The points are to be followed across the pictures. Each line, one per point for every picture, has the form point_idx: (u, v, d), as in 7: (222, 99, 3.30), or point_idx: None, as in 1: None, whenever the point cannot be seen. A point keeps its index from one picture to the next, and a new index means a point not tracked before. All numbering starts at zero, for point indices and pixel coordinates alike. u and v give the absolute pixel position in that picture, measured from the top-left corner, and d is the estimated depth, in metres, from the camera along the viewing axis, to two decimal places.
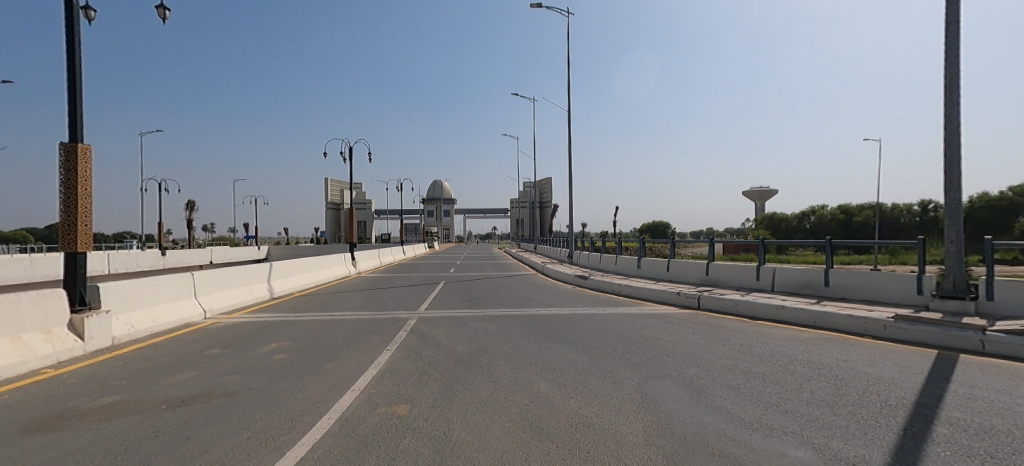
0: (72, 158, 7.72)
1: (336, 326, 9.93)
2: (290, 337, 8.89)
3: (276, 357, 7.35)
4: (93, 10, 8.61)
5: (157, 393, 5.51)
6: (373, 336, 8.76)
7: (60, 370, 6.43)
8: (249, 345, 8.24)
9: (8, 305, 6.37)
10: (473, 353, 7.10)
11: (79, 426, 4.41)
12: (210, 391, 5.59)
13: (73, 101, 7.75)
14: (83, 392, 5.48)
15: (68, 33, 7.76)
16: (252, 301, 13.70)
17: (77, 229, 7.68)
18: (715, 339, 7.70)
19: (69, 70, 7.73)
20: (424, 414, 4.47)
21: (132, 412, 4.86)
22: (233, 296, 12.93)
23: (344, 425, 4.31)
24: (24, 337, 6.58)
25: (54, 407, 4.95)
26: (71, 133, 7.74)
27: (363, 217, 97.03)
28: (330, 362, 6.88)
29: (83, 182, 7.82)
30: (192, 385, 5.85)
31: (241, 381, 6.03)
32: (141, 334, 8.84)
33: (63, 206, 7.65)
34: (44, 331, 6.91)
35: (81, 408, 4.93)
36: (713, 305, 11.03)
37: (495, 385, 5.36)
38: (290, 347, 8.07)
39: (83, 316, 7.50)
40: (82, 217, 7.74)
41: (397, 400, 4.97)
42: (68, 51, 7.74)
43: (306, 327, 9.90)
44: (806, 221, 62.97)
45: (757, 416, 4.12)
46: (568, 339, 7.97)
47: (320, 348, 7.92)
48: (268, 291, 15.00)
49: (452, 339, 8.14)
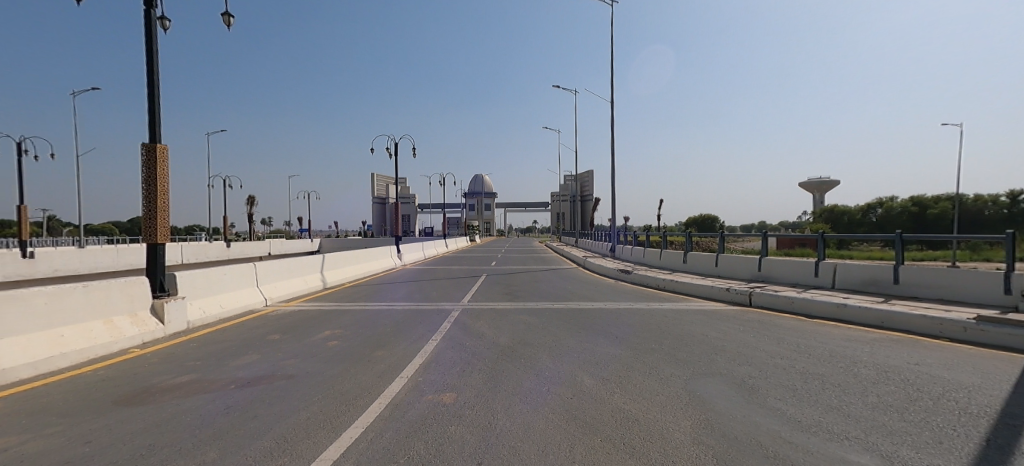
0: (152, 157, 8.38)
1: (384, 316, 10.30)
2: (342, 326, 9.28)
3: (330, 344, 7.74)
4: (169, 20, 9.30)
5: (227, 373, 5.96)
6: (419, 326, 9.01)
7: (144, 350, 7.06)
8: (305, 332, 8.72)
9: (100, 290, 7.08)
10: (514, 345, 7.16)
11: (160, 401, 4.84)
12: (272, 374, 5.98)
13: (151, 104, 8.39)
14: (163, 370, 6.03)
15: (147, 42, 8.41)
16: (306, 290, 14.41)
17: (157, 222, 8.34)
18: (769, 337, 7.38)
19: (148, 76, 8.38)
20: (468, 402, 4.59)
21: (207, 390, 5.28)
22: (289, 287, 13.64)
23: (394, 409, 4.50)
24: (114, 319, 7.27)
25: (140, 383, 5.46)
26: (151, 135, 8.42)
27: (409, 212, 100.12)
28: (378, 351, 7.13)
29: (162, 178, 8.50)
30: (257, 368, 6.27)
31: (299, 365, 6.41)
32: (211, 319, 9.57)
33: (145, 201, 8.34)
34: (131, 314, 7.61)
35: (163, 385, 5.40)
36: (765, 302, 10.53)
37: (538, 377, 5.40)
38: (342, 334, 8.47)
39: (163, 301, 8.19)
40: (161, 210, 8.41)
41: (443, 388, 5.11)
42: (147, 58, 8.40)
43: (357, 316, 10.30)
44: (872, 215, 58.74)
45: (817, 419, 3.92)
46: (611, 333, 7.88)
47: (369, 337, 8.22)
48: (321, 282, 15.79)
49: (494, 331, 8.26)
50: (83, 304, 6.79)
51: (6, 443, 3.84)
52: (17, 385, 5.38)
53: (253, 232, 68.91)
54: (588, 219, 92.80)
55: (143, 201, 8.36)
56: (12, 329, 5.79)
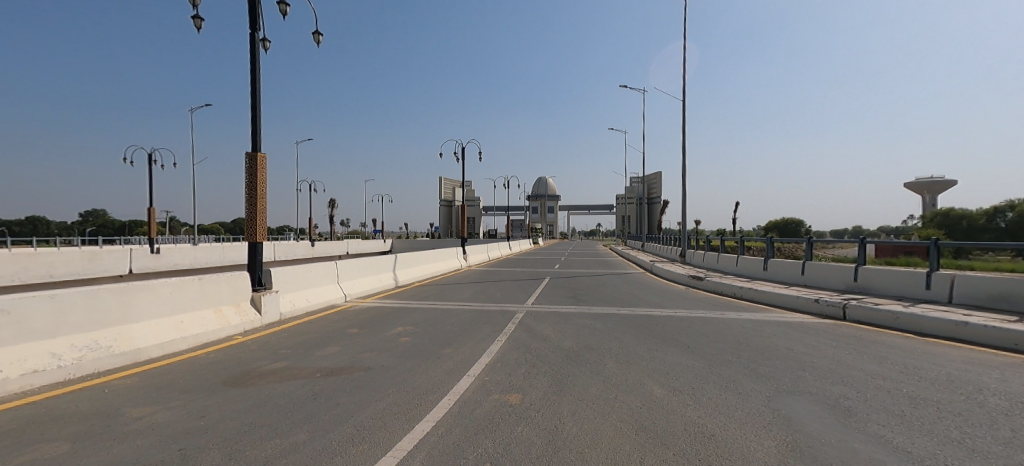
0: (254, 165, 9.32)
1: (452, 315, 10.66)
2: (413, 323, 9.74)
3: (402, 339, 8.16)
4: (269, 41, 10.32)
5: (313, 362, 6.49)
6: (485, 326, 9.23)
7: (246, 337, 7.89)
8: (379, 327, 9.25)
9: (211, 283, 8.02)
10: (580, 350, 7.10)
11: (259, 384, 5.39)
12: (352, 365, 6.42)
13: (254, 117, 9.35)
14: (260, 356, 6.69)
15: (251, 62, 9.39)
16: (380, 288, 15.27)
17: (257, 223, 9.27)
18: (866, 355, 6.72)
19: (252, 92, 9.34)
20: (534, 405, 4.64)
21: (297, 376, 5.80)
22: (366, 285, 14.52)
23: (463, 406, 4.66)
24: (223, 309, 8.19)
25: (242, 367, 6.11)
26: (254, 144, 9.38)
27: (475, 214, 102.49)
28: (447, 348, 7.40)
29: (261, 183, 9.42)
30: (339, 359, 6.77)
31: (375, 358, 6.82)
32: (299, 312, 10.45)
33: (248, 204, 9.30)
34: (236, 305, 8.52)
35: (261, 369, 6.00)
36: (862, 316, 9.59)
37: (605, 384, 5.33)
38: (413, 331, 8.88)
39: (261, 294, 9.08)
40: (260, 212, 9.33)
41: (509, 388, 5.21)
42: (251, 76, 9.36)
43: (427, 314, 10.75)
44: (996, 220, 51.20)
45: (929, 451, 3.53)
46: (682, 343, 7.58)
47: (438, 335, 8.55)
48: (393, 280, 16.64)
49: (559, 335, 8.25)
50: (198, 294, 7.72)
51: (141, 412, 4.48)
52: (147, 363, 6.24)
53: (333, 233, 73.95)
54: (657, 222, 89.45)
55: (246, 204, 9.32)
56: (144, 315, 6.72)
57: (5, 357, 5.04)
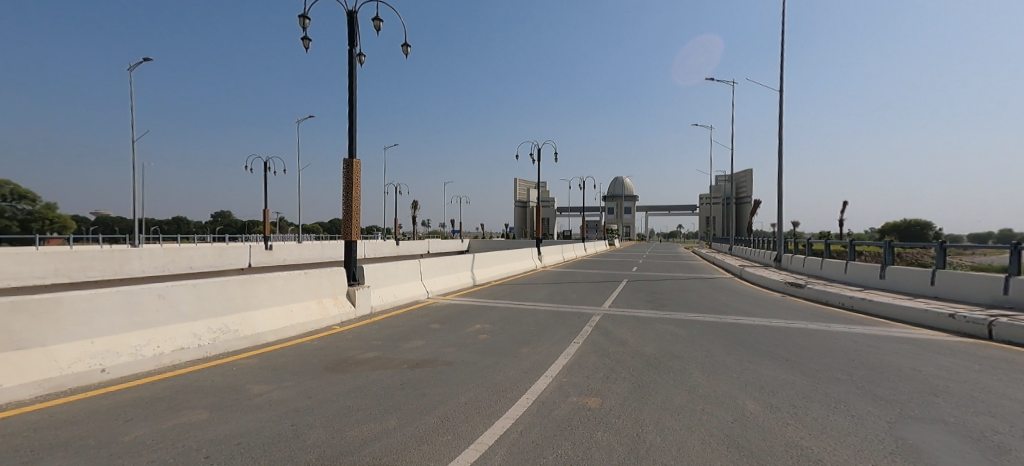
0: (350, 170, 10.15)
1: (529, 315, 10.78)
2: (491, 321, 10.01)
3: (480, 337, 8.42)
4: (364, 56, 11.19)
5: (400, 354, 6.93)
6: (562, 327, 9.24)
7: (343, 328, 8.62)
8: (459, 324, 9.62)
9: (314, 277, 8.86)
10: (661, 356, 6.85)
11: (354, 371, 5.87)
12: (435, 359, 6.76)
13: (351, 126, 10.18)
14: (355, 346, 7.27)
15: (349, 75, 10.23)
16: (459, 286, 15.86)
17: (353, 223, 10.07)
18: (1013, 382, 5.75)
19: (349, 103, 10.18)
20: (614, 410, 4.57)
21: (387, 366, 6.23)
22: (446, 282, 15.15)
23: (541, 406, 4.71)
24: (324, 300, 9.01)
25: (340, 354, 6.68)
26: (350, 151, 10.20)
27: (551, 215, 102.50)
28: (525, 347, 7.52)
29: (356, 187, 10.22)
30: (423, 352, 7.15)
31: (456, 353, 7.12)
32: (387, 306, 11.18)
33: (345, 206, 10.15)
34: (334, 297, 9.34)
35: (355, 358, 6.53)
36: (1015, 336, 8.18)
37: (691, 394, 5.10)
38: (490, 329, 9.13)
39: (355, 288, 9.87)
40: (355, 213, 10.13)
41: (588, 392, 5.18)
42: (348, 88, 10.20)
43: (504, 313, 10.99)
44: None
45: None
46: (777, 355, 7.02)
47: (515, 333, 8.71)
48: (471, 279, 17.20)
49: (638, 340, 8.02)
50: (304, 287, 8.58)
51: (260, 389, 5.09)
52: (264, 347, 7.07)
53: (415, 233, 78.02)
54: (746, 224, 83.29)
55: (343, 206, 10.18)
56: (261, 304, 7.62)
57: (158, 336, 6.00)
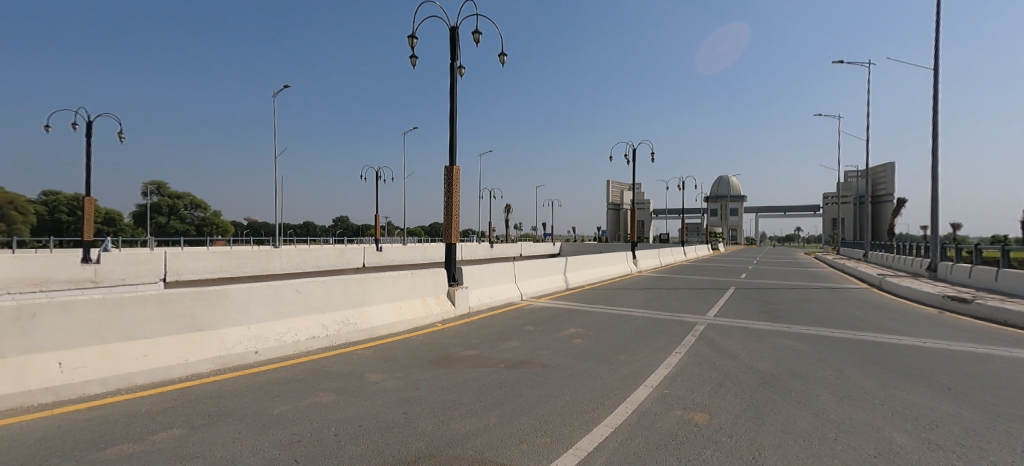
0: (450, 176, 10.77)
1: (625, 321, 10.50)
2: (585, 325, 9.94)
3: (575, 341, 8.40)
4: (463, 68, 11.82)
5: (498, 353, 7.18)
6: (661, 336, 8.87)
7: (444, 325, 9.16)
8: (554, 327, 9.68)
9: (419, 277, 9.54)
10: (779, 374, 6.27)
11: (455, 367, 6.22)
12: (531, 360, 6.90)
13: (452, 134, 10.79)
14: (455, 343, 7.69)
15: (451, 87, 10.88)
16: (552, 289, 15.96)
17: (452, 226, 10.66)
18: None
19: (450, 113, 10.81)
20: (725, 428, 4.30)
21: (485, 364, 6.51)
22: (539, 285, 15.35)
23: (642, 417, 4.59)
24: (427, 299, 9.66)
25: (443, 350, 7.12)
26: (450, 158, 10.83)
27: (648, 218, 98.45)
28: (621, 354, 7.36)
29: (456, 192, 10.81)
30: (519, 353, 7.33)
31: (551, 356, 7.20)
32: (483, 307, 11.65)
33: (445, 210, 10.79)
34: (436, 296, 9.96)
35: (456, 355, 6.91)
36: None
37: (818, 419, 4.61)
38: (585, 334, 9.06)
39: (455, 289, 10.43)
40: (454, 217, 10.71)
41: (694, 406, 4.93)
42: (449, 99, 10.84)
43: (598, 318, 10.84)
44: None
45: None
46: (927, 381, 6.04)
47: (610, 339, 8.56)
48: (564, 282, 17.21)
49: (750, 353, 7.41)
50: (410, 286, 9.28)
51: (376, 378, 5.62)
52: (378, 339, 7.80)
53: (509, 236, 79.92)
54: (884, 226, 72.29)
55: (444, 210, 10.83)
56: (375, 300, 8.40)
57: (295, 325, 6.92)
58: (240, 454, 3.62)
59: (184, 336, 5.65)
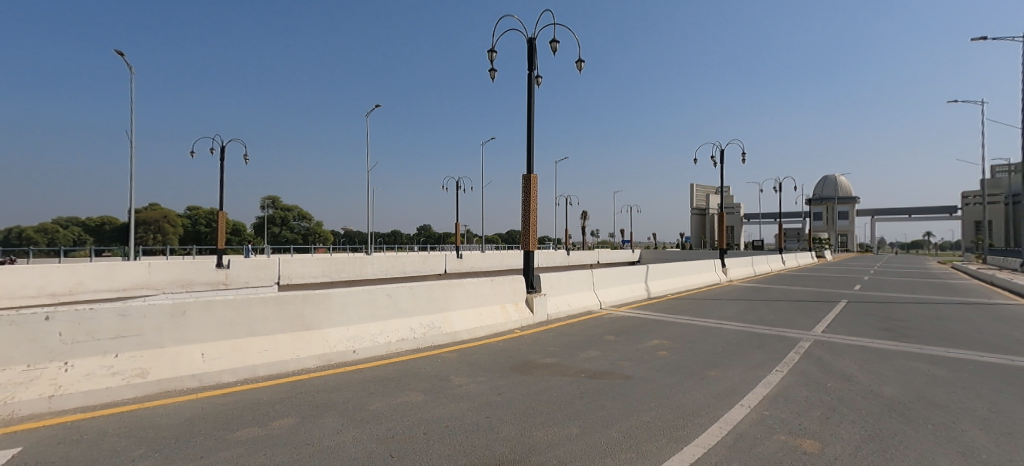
0: (528, 185, 10.90)
1: (716, 334, 9.86)
2: (670, 337, 9.49)
3: (660, 353, 8.05)
4: (541, 78, 11.97)
5: (578, 363, 7.10)
6: (758, 351, 8.20)
7: (523, 332, 9.25)
8: (636, 338, 9.36)
9: (498, 284, 9.73)
10: (907, 401, 5.50)
11: (536, 374, 6.26)
12: (613, 371, 6.74)
13: (530, 143, 10.94)
14: (535, 350, 7.73)
15: (529, 97, 11.05)
16: (633, 298, 15.46)
17: (531, 234, 10.76)
18: None
19: (528, 123, 10.97)
20: (840, 460, 3.87)
21: (565, 372, 6.47)
22: (619, 293, 14.94)
23: (739, 439, 4.28)
24: (506, 306, 9.83)
25: (523, 357, 7.20)
26: (528, 167, 10.97)
27: (739, 223, 91.92)
28: (712, 370, 6.92)
29: (534, 200, 10.92)
30: (600, 363, 7.19)
31: (634, 368, 6.97)
32: (562, 314, 11.60)
33: (524, 218, 10.94)
34: (515, 303, 10.11)
35: (537, 362, 6.94)
36: None
37: (962, 458, 3.97)
38: (671, 346, 8.65)
39: (533, 296, 10.50)
40: (532, 225, 10.81)
41: (801, 432, 4.49)
42: (528, 109, 11.01)
43: (685, 330, 10.30)
44: None
45: None
46: None
47: (699, 353, 8.09)
48: (646, 291, 16.59)
49: (869, 376, 6.58)
50: (491, 292, 9.50)
51: (461, 381, 5.83)
52: (460, 343, 8.08)
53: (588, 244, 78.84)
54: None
55: (522, 218, 10.98)
56: (458, 305, 8.73)
57: (387, 327, 7.40)
58: (343, 444, 3.94)
59: (296, 334, 6.30)
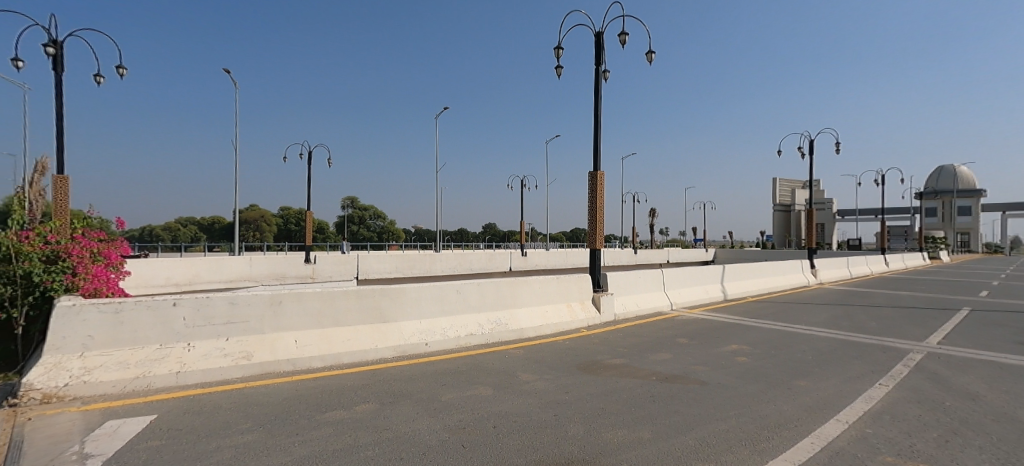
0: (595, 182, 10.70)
1: (804, 341, 9.08)
2: (751, 342, 8.87)
3: (739, 359, 7.56)
4: (608, 72, 11.70)
5: (649, 365, 6.86)
6: (855, 362, 7.43)
7: (589, 331, 9.12)
8: (713, 342, 8.86)
9: (564, 282, 9.65)
10: None
11: (604, 374, 6.14)
12: (687, 375, 6.44)
13: (596, 139, 10.73)
14: (603, 350, 7.58)
15: (596, 92, 10.84)
16: (708, 299, 14.66)
17: (597, 232, 10.56)
18: None
19: (595, 119, 10.76)
20: None
21: (635, 374, 6.28)
22: (692, 295, 14.24)
23: (835, 458, 3.91)
24: (572, 304, 9.74)
25: (590, 357, 7.09)
26: (595, 164, 10.76)
27: (830, 221, 83.97)
28: (800, 380, 6.38)
29: (601, 197, 10.70)
30: (673, 366, 6.90)
31: (710, 374, 6.60)
32: (630, 315, 11.29)
33: (590, 216, 10.76)
34: (581, 302, 9.98)
35: (606, 362, 6.81)
36: None
37: None
38: (752, 352, 8.09)
39: (600, 295, 10.30)
40: (600, 223, 10.61)
41: (911, 455, 4.01)
42: (595, 105, 10.80)
43: (767, 335, 9.58)
44: None
45: None
46: None
47: (784, 361, 7.50)
48: (722, 292, 15.67)
49: (998, 397, 5.72)
50: (557, 291, 9.45)
51: (529, 378, 5.87)
52: (526, 340, 8.13)
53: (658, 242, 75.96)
54: None
55: (589, 215, 10.80)
56: (524, 303, 8.79)
57: (456, 322, 7.63)
58: (418, 431, 4.12)
59: (375, 326, 6.68)
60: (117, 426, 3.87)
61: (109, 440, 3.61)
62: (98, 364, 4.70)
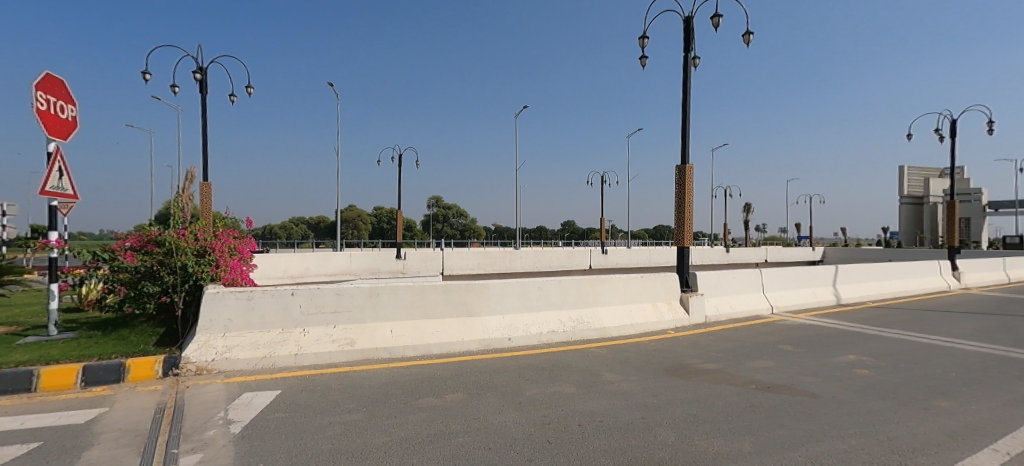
0: (682, 176, 10.12)
1: (943, 355, 7.81)
2: (872, 354, 7.83)
3: (858, 372, 6.71)
4: (697, 59, 11.00)
5: (747, 372, 6.35)
6: (1015, 383, 6.23)
7: (678, 333, 8.68)
8: (824, 350, 7.96)
9: (650, 281, 9.27)
10: None
11: (697, 380, 5.80)
12: (793, 386, 5.86)
13: (684, 131, 10.15)
14: (694, 354, 7.17)
15: (684, 81, 10.23)
16: (815, 303, 13.22)
17: (686, 229, 10.00)
18: None
19: (683, 109, 10.18)
20: None
21: (731, 382, 5.85)
22: (796, 298, 12.93)
23: None
24: (659, 304, 9.33)
25: (680, 360, 6.74)
26: (682, 157, 10.18)
27: (976, 215, 71.42)
28: (939, 399, 5.50)
29: (689, 193, 10.11)
30: (776, 375, 6.31)
31: (822, 386, 5.94)
32: (723, 318, 10.55)
33: (677, 212, 10.21)
34: (668, 302, 9.53)
35: (697, 367, 6.42)
36: None
37: None
38: (874, 364, 7.14)
39: (689, 295, 9.75)
40: (688, 219, 10.02)
41: None
42: (682, 95, 10.21)
43: (893, 346, 8.39)
44: None
45: None
46: None
47: (916, 376, 6.52)
48: (834, 296, 14.03)
49: None
50: (642, 290, 9.11)
51: (615, 378, 5.72)
52: (610, 340, 7.95)
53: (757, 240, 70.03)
54: None
55: (676, 212, 10.25)
56: (607, 302, 8.59)
57: (538, 318, 7.67)
58: (506, 424, 4.21)
59: (461, 319, 6.95)
60: (251, 398, 4.43)
61: (245, 409, 4.16)
62: (235, 344, 5.43)
